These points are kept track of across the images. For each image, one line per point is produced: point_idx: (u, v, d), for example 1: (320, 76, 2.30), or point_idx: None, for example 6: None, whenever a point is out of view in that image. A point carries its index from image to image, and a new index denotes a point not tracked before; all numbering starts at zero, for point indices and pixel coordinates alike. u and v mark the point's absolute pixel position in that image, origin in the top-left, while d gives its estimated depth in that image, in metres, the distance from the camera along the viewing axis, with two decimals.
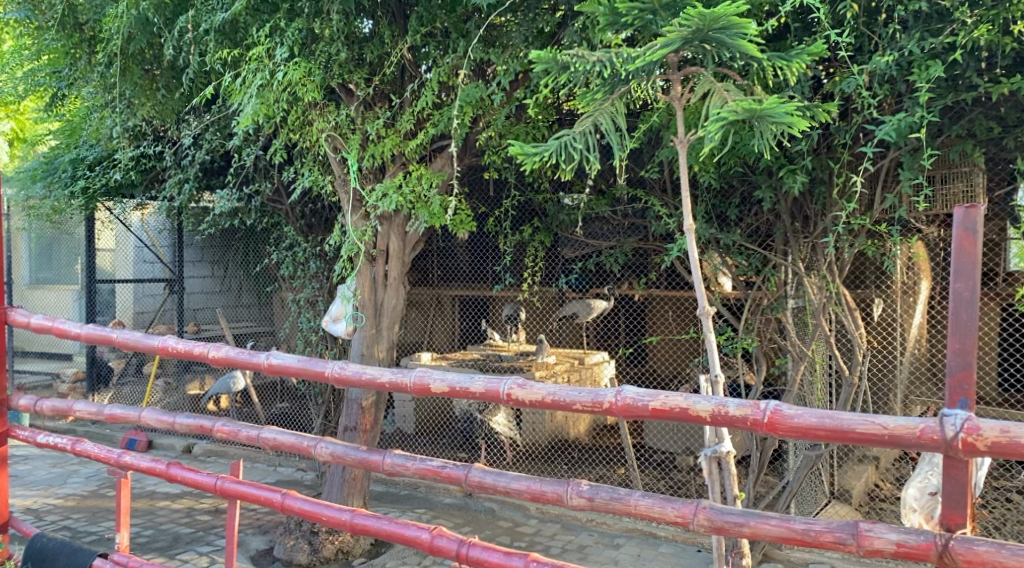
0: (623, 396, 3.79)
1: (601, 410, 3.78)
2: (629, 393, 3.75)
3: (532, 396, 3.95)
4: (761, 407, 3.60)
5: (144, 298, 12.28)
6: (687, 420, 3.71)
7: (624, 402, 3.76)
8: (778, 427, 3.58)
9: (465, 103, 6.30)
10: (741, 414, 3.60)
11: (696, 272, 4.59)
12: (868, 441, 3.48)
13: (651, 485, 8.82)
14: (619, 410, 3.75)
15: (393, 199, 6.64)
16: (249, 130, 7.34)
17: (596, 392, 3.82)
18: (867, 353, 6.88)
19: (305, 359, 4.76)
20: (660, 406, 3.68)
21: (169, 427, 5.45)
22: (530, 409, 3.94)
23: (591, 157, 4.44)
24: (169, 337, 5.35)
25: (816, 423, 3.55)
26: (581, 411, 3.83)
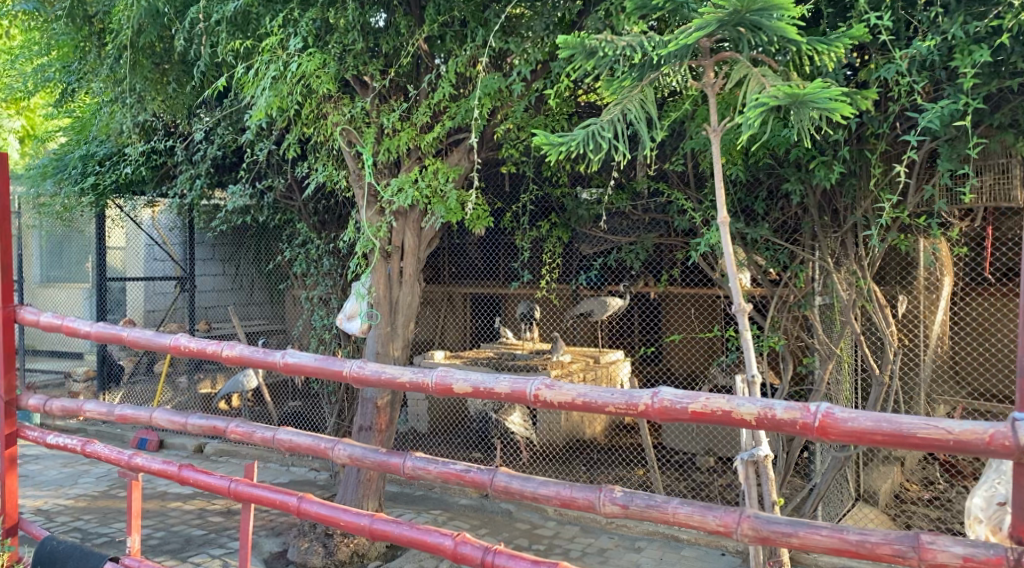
0: (659, 398, 3.59)
1: (637, 413, 3.59)
2: (666, 394, 3.56)
3: (561, 397, 3.75)
4: (811, 410, 3.40)
5: (156, 297, 12.11)
6: (730, 423, 3.52)
7: (661, 404, 3.57)
8: (830, 432, 3.38)
9: (484, 94, 6.12)
10: (790, 418, 3.40)
11: (731, 268, 4.41)
12: (930, 447, 3.28)
13: (672, 486, 8.62)
14: (656, 413, 3.56)
15: (409, 194, 6.46)
16: (262, 124, 7.17)
17: (630, 393, 3.62)
18: (897, 351, 6.67)
19: (322, 357, 4.58)
20: (700, 409, 3.50)
21: (181, 428, 5.29)
22: (559, 411, 3.75)
23: (620, 147, 4.26)
24: (181, 336, 5.19)
25: (872, 428, 3.34)
26: (614, 414, 3.63)
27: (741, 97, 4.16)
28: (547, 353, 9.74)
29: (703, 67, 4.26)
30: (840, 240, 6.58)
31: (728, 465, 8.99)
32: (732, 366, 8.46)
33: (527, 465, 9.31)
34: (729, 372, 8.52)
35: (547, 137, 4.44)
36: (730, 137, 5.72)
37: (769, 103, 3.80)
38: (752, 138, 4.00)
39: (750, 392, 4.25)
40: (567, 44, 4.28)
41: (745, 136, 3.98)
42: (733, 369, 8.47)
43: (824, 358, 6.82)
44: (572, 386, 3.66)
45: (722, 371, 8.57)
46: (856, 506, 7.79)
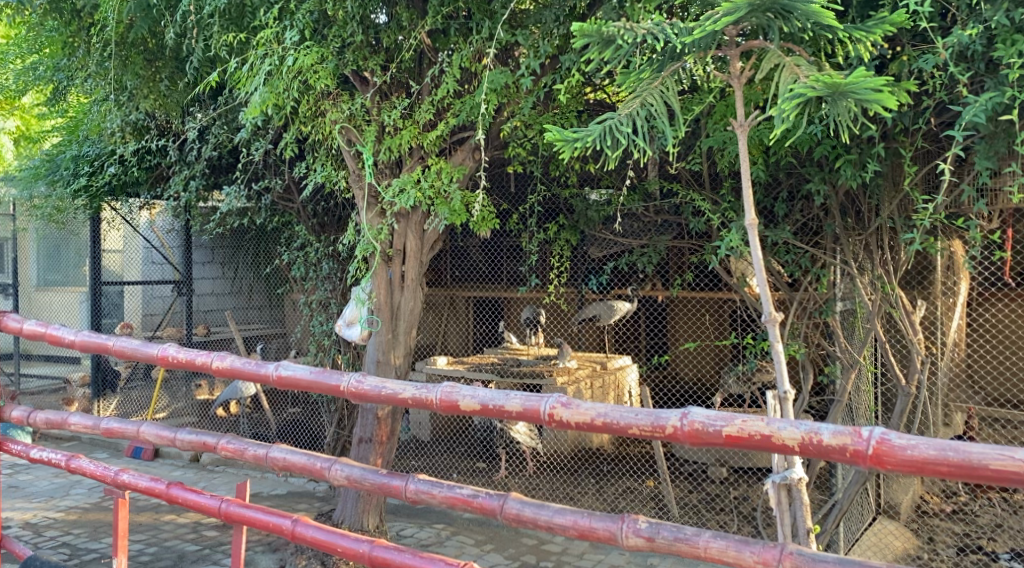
0: (689, 419, 3.27)
1: (664, 436, 3.27)
2: (697, 416, 3.24)
3: (579, 418, 3.43)
4: (864, 436, 3.08)
5: (154, 300, 11.85)
6: (769, 449, 3.20)
7: (692, 426, 3.25)
8: (886, 461, 3.05)
9: (489, 89, 5.84)
10: (839, 444, 3.08)
11: (760, 272, 4.06)
12: (1003, 481, 2.94)
13: (684, 499, 8.30)
14: (686, 436, 3.23)
15: (410, 194, 6.15)
16: (258, 123, 6.83)
17: (656, 414, 3.30)
18: (924, 360, 6.35)
19: (318, 370, 4.26)
20: (735, 433, 3.17)
21: (169, 443, 4.96)
22: (576, 432, 3.43)
23: (641, 144, 3.94)
24: (169, 346, 4.86)
25: (936, 457, 3.01)
26: (638, 437, 3.31)
27: (771, 88, 3.84)
28: (554, 360, 9.42)
29: (729, 59, 3.97)
30: (864, 243, 6.30)
31: (742, 476, 8.67)
32: (746, 374, 8.16)
33: (533, 475, 8.99)
34: (742, 380, 8.21)
35: (560, 133, 4.11)
36: (753, 134, 5.38)
37: (806, 94, 3.49)
38: (784, 132, 3.70)
39: (781, 410, 3.91)
40: (583, 32, 3.95)
41: (777, 132, 3.67)
42: (746, 377, 8.15)
43: (846, 367, 6.51)
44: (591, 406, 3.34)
45: (735, 379, 8.26)
46: (878, 521, 7.47)
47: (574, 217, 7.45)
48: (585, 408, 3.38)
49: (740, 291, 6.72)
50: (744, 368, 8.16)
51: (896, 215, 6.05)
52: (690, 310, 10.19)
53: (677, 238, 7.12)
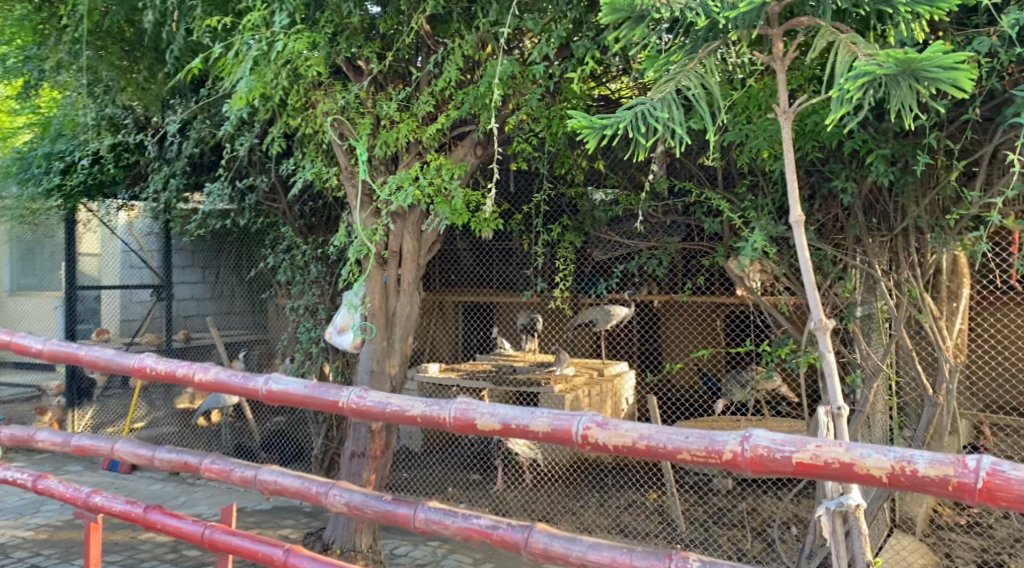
0: (751, 443, 2.93)
1: (722, 463, 2.90)
2: (763, 442, 2.88)
3: (619, 439, 3.05)
4: (968, 467, 2.72)
5: (132, 306, 11.35)
6: (849, 478, 2.85)
7: (754, 452, 2.90)
8: (996, 496, 2.69)
9: (494, 79, 5.46)
10: (939, 477, 2.73)
11: (808, 273, 3.64)
12: None
13: (690, 513, 7.87)
14: (749, 463, 2.88)
15: (409, 192, 5.75)
16: (243, 115, 6.38)
17: (713, 438, 2.93)
18: (954, 369, 5.99)
19: (313, 384, 3.83)
20: (810, 461, 2.82)
21: (147, 463, 4.52)
22: (614, 456, 3.05)
23: (677, 130, 3.53)
24: (147, 355, 4.42)
25: None
26: (690, 463, 2.94)
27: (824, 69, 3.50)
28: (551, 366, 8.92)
29: (772, 41, 3.64)
30: (890, 244, 5.94)
31: (749, 488, 8.30)
32: (749, 381, 7.82)
33: (531, 487, 8.58)
34: (746, 387, 7.88)
35: (584, 120, 3.73)
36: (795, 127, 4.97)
37: (872, 72, 3.18)
38: (842, 118, 3.39)
39: (833, 428, 3.51)
40: (614, 6, 3.58)
41: (835, 117, 3.36)
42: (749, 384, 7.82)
43: (869, 376, 6.13)
44: (635, 428, 2.95)
45: (739, 386, 7.93)
46: (895, 537, 7.11)
47: (578, 219, 7.02)
48: (627, 429, 3.00)
49: (755, 297, 6.34)
50: (747, 376, 7.84)
51: (925, 215, 5.70)
52: (685, 312, 9.85)
53: (686, 240, 6.73)
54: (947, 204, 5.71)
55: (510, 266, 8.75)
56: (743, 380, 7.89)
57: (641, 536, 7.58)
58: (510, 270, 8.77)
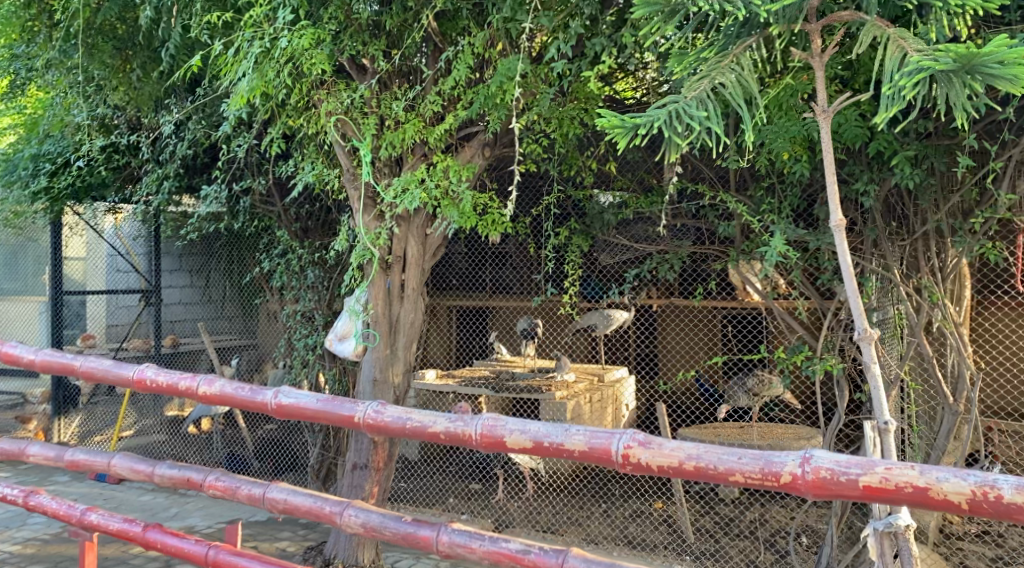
0: (812, 463, 2.93)
1: (780, 486, 2.90)
2: (825, 464, 2.88)
3: (663, 459, 3.06)
4: None
5: (120, 311, 11.12)
6: (917, 503, 2.84)
7: (816, 474, 2.90)
8: None
9: (505, 78, 5.29)
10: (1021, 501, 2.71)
11: (850, 282, 3.43)
12: None
13: (698, 523, 7.66)
14: (811, 486, 2.87)
15: (415, 194, 5.55)
16: (241, 115, 6.14)
17: (769, 460, 2.93)
18: (975, 376, 5.83)
19: (326, 399, 3.67)
20: (877, 484, 2.81)
21: (146, 480, 4.31)
22: (659, 474, 3.06)
23: (714, 129, 3.33)
24: (147, 367, 4.20)
25: None
26: (748, 486, 2.93)
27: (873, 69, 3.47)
28: (551, 373, 8.65)
29: (811, 36, 3.49)
30: (911, 249, 5.77)
31: (755, 498, 8.10)
32: (754, 388, 7.42)
33: (533, 497, 8.35)
34: (751, 393, 7.42)
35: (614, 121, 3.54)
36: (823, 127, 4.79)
37: (929, 68, 3.17)
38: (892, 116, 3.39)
39: (883, 444, 3.34)
40: None
41: (886, 116, 3.36)
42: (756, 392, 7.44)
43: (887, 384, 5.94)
44: (685, 448, 2.96)
45: (744, 392, 7.48)
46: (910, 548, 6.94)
47: (584, 221, 6.79)
48: (675, 449, 3.00)
49: (766, 301, 6.23)
50: (752, 381, 7.40)
51: (947, 218, 5.54)
52: (684, 316, 9.58)
53: (697, 244, 6.55)
54: (969, 208, 5.55)
55: (507, 269, 8.64)
56: (748, 385, 7.43)
57: (649, 546, 7.35)
58: (505, 274, 8.67)
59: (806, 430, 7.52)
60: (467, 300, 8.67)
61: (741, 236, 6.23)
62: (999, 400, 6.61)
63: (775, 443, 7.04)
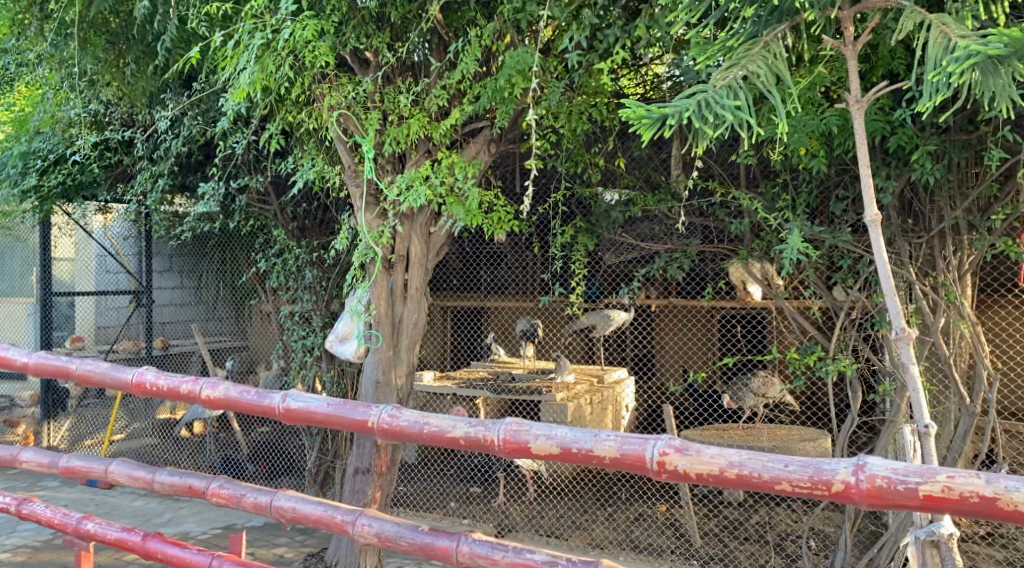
0: (867, 471, 2.89)
1: (831, 494, 2.86)
2: (879, 471, 2.85)
3: (701, 466, 3.01)
4: None
5: (110, 313, 10.94)
6: (974, 514, 2.81)
7: (871, 483, 2.86)
8: None
9: (513, 71, 5.14)
10: None
11: (887, 279, 3.41)
12: None
13: (703, 526, 7.51)
14: (865, 495, 2.84)
15: (420, 191, 5.41)
16: (239, 110, 5.96)
17: (820, 467, 2.90)
18: (994, 376, 5.69)
19: (336, 403, 3.56)
20: (936, 494, 2.78)
21: (145, 487, 4.14)
22: (696, 482, 3.02)
23: (746, 120, 3.21)
24: (145, 370, 4.04)
25: None
26: (798, 493, 2.89)
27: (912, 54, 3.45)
28: (551, 374, 8.44)
29: (842, 22, 3.41)
30: (926, 247, 5.64)
31: (760, 502, 7.95)
32: (759, 388, 7.29)
33: (533, 500, 8.14)
34: (758, 394, 7.28)
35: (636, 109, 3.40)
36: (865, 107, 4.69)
37: (981, 52, 3.16)
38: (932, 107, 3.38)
39: (923, 448, 3.26)
40: None
41: (929, 105, 3.35)
42: (761, 392, 7.31)
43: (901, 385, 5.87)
44: (729, 454, 2.92)
45: (750, 393, 7.34)
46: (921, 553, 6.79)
47: (589, 219, 6.63)
48: (717, 455, 2.97)
49: (777, 300, 6.13)
50: (757, 382, 7.29)
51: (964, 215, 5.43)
52: (682, 317, 9.48)
53: (705, 242, 6.41)
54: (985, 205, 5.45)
55: (503, 269, 8.49)
56: (754, 386, 7.32)
57: (655, 551, 7.16)
58: (501, 275, 8.53)
59: (815, 432, 7.36)
60: (463, 300, 8.50)
61: (751, 234, 6.10)
62: (1014, 402, 6.39)
63: (783, 445, 6.88)
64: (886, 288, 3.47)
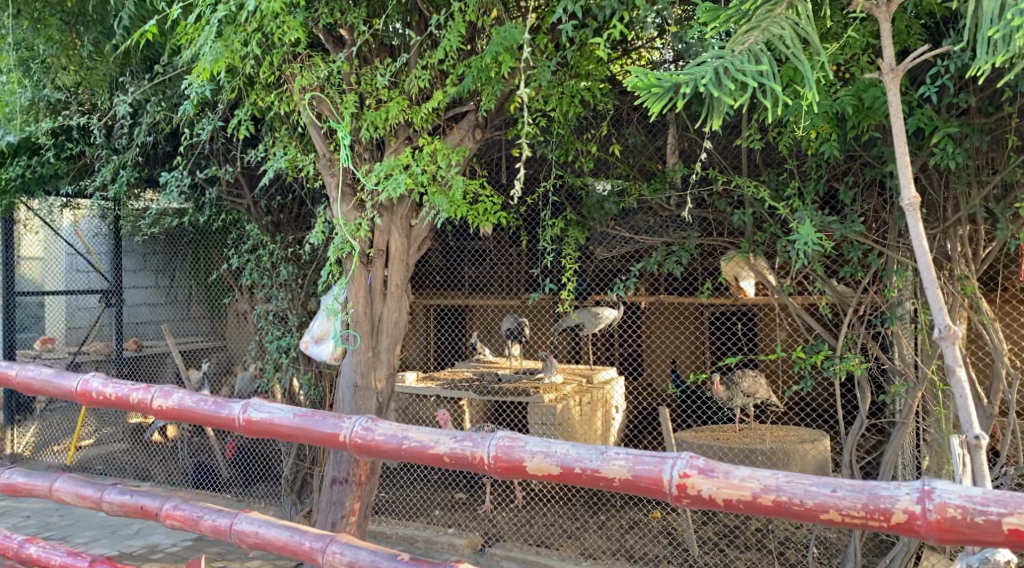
0: (934, 498, 2.63)
1: (893, 524, 2.61)
2: (951, 500, 2.60)
3: (730, 490, 2.77)
4: None
5: (79, 313, 10.45)
6: None
7: (940, 513, 2.61)
8: None
9: (500, 48, 4.76)
10: None
11: (928, 269, 3.20)
12: None
13: (699, 532, 7.04)
14: (935, 527, 2.59)
15: (400, 179, 4.99)
16: (204, 94, 5.52)
17: (878, 496, 2.65)
18: (1014, 376, 5.32)
19: (304, 414, 3.20)
20: (1016, 525, 2.53)
21: (93, 507, 3.71)
22: (726, 510, 2.76)
23: (765, 80, 3.22)
24: (91, 377, 3.62)
25: None
26: (854, 524, 2.64)
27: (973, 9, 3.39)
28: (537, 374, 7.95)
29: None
30: (940, 238, 5.29)
31: None
32: (750, 388, 6.96)
33: (523, 507, 7.72)
34: (748, 393, 6.94)
35: (652, 79, 3.49)
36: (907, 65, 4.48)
37: None
38: (988, 72, 3.35)
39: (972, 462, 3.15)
40: None
41: (985, 65, 3.30)
42: (753, 393, 6.96)
43: (913, 384, 5.53)
44: (766, 478, 2.68)
45: (740, 393, 6.99)
46: None
47: (580, 212, 6.19)
48: (750, 479, 2.72)
49: (781, 296, 5.75)
50: (748, 381, 6.94)
51: (982, 205, 5.09)
52: (671, 314, 9.16)
53: (703, 234, 5.99)
54: (1006, 193, 5.11)
55: (486, 266, 8.11)
56: (743, 384, 6.97)
57: (650, 562, 6.73)
58: (483, 272, 8.14)
59: (812, 433, 6.97)
60: (446, 298, 8.11)
61: (753, 226, 5.73)
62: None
63: (781, 448, 6.48)
64: (925, 282, 3.27)
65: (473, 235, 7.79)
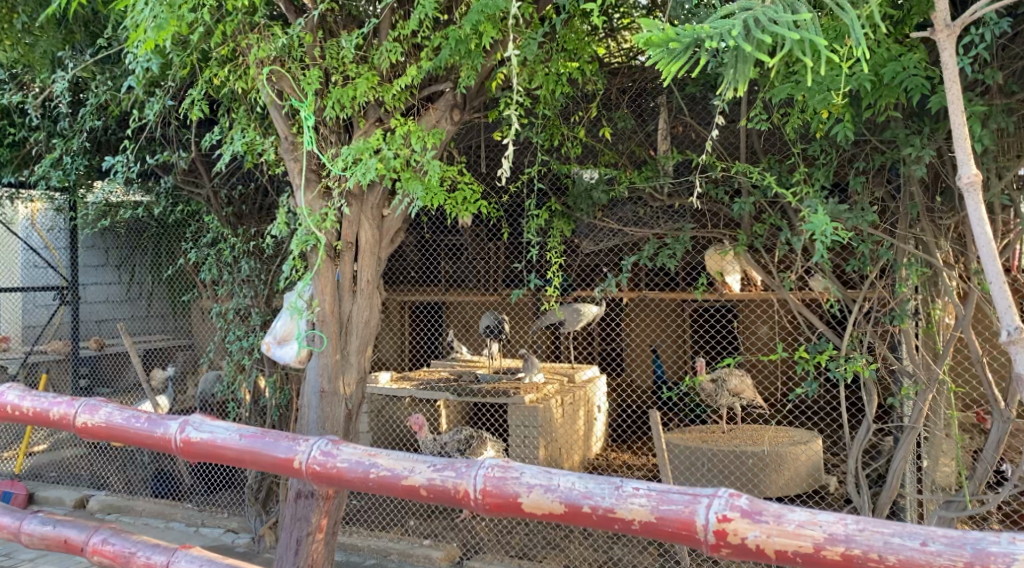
0: None
1: None
2: None
3: (783, 539, 2.63)
4: None
5: (35, 311, 9.88)
6: None
7: None
8: None
9: (481, 17, 4.28)
10: None
11: (994, 264, 2.91)
12: None
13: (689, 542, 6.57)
14: None
15: (369, 164, 4.48)
16: (151, 68, 5.00)
17: (984, 548, 2.51)
18: None
19: (252, 435, 3.08)
20: None
21: (12, 537, 3.41)
22: (780, 561, 2.62)
23: (802, 32, 2.94)
24: (9, 390, 3.39)
25: None
26: None
27: None
28: (517, 373, 7.44)
29: None
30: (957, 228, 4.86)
31: None
32: (739, 386, 6.53)
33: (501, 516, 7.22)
34: (734, 393, 6.50)
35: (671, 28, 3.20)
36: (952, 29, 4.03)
37: None
38: None
39: None
40: None
41: None
42: (740, 392, 6.53)
43: (925, 387, 5.10)
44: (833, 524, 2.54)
45: (727, 393, 6.54)
46: None
47: (565, 202, 5.72)
48: (810, 528, 2.59)
49: (781, 291, 5.29)
50: (735, 379, 6.51)
51: (1006, 193, 4.67)
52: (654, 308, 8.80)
53: (698, 225, 5.52)
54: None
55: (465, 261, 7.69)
56: (730, 383, 6.52)
57: None
58: (462, 267, 7.65)
59: (804, 433, 6.54)
60: (424, 294, 7.56)
61: (751, 216, 5.27)
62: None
63: (777, 452, 6.04)
64: (990, 276, 2.91)
65: (451, 226, 7.33)
